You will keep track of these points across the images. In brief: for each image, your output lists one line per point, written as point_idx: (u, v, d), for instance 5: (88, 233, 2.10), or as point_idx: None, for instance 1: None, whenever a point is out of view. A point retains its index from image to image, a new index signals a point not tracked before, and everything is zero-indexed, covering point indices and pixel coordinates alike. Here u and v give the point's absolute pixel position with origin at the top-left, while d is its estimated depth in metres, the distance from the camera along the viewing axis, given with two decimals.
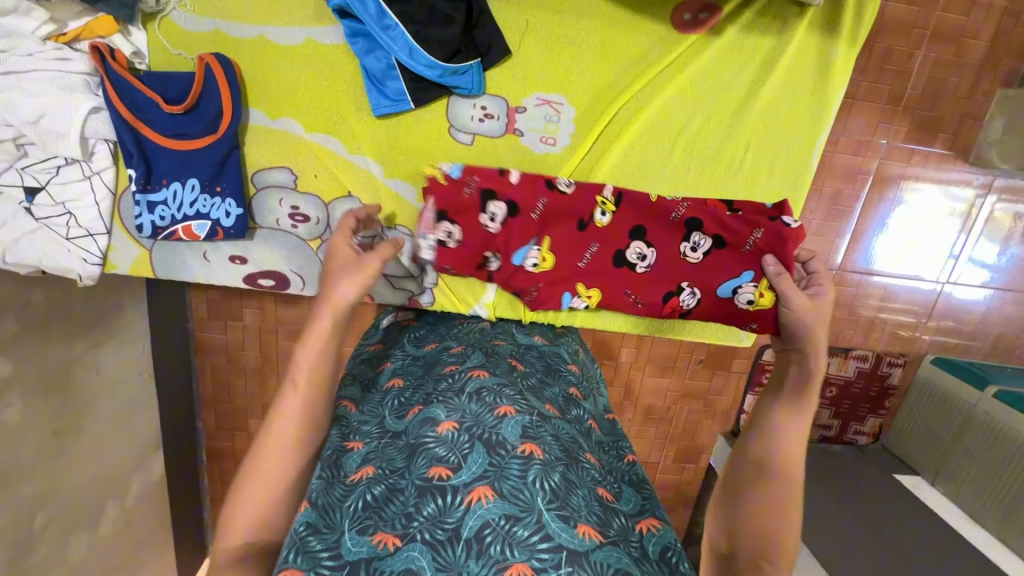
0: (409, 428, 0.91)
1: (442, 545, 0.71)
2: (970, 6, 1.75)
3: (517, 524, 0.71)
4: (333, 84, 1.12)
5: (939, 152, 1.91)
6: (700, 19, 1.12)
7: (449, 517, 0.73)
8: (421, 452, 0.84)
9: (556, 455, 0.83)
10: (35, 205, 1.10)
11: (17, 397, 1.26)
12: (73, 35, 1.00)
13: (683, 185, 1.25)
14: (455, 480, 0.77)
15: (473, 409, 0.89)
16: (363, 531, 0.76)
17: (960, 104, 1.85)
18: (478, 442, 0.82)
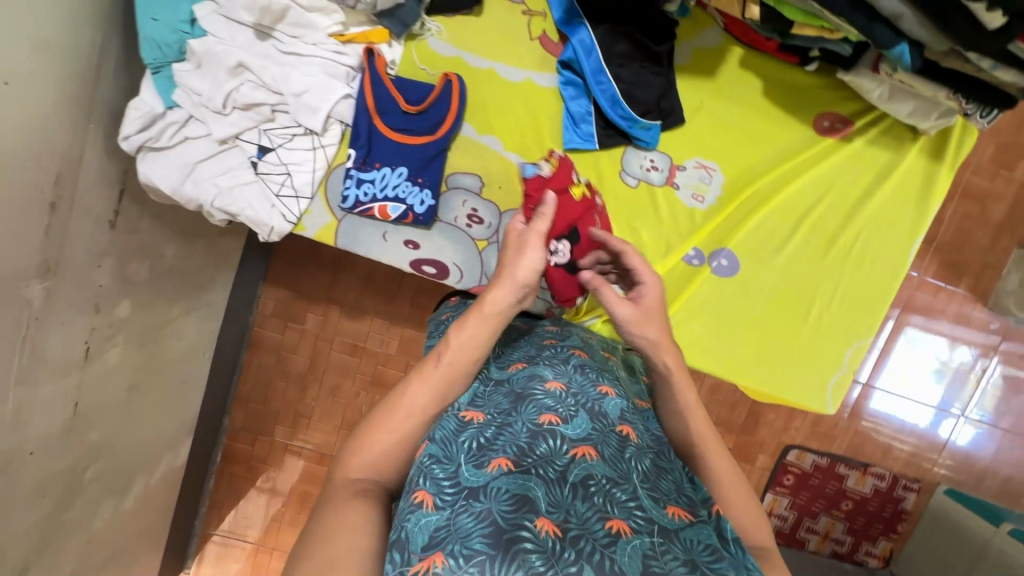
0: (514, 378, 0.82)
1: (553, 484, 0.65)
2: (993, 176, 2.06)
3: (617, 487, 0.66)
4: (519, 94, 1.01)
5: (962, 292, 2.13)
6: (837, 127, 1.05)
7: (559, 460, 0.67)
8: (528, 399, 0.76)
9: (648, 442, 0.78)
10: (263, 163, 0.98)
11: (122, 341, 1.29)
12: (350, 38, 0.94)
13: (800, 266, 1.09)
14: (565, 430, 0.72)
15: (577, 379, 0.83)
16: (481, 463, 0.66)
17: (983, 254, 2.11)
18: (584, 409, 0.76)
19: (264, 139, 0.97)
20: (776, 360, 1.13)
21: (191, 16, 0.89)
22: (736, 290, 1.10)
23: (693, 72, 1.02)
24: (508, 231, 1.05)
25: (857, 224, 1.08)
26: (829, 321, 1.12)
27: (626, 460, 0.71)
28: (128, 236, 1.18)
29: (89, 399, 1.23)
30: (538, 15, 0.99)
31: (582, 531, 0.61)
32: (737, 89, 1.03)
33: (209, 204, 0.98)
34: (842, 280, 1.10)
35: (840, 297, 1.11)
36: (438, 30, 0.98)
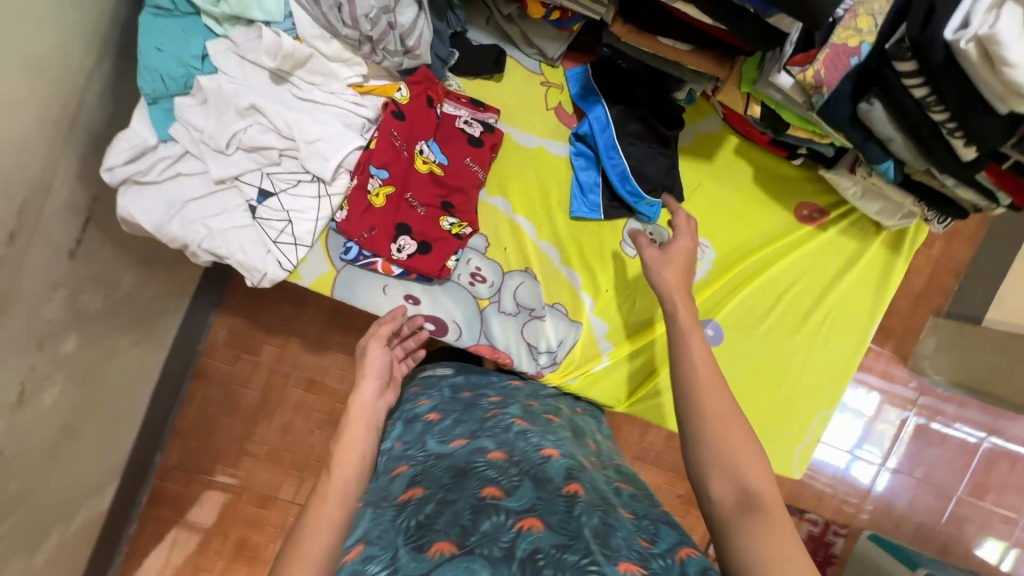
0: (455, 454, 0.78)
1: (500, 562, 0.57)
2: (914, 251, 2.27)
3: (568, 550, 0.59)
4: (532, 160, 1.02)
5: (888, 353, 2.31)
6: (814, 217, 1.15)
7: (506, 535, 0.60)
8: (470, 475, 0.71)
9: (599, 499, 0.70)
10: (262, 207, 0.92)
11: (60, 379, 1.14)
12: (368, 90, 0.92)
13: (774, 341, 1.17)
14: (508, 503, 0.65)
15: (519, 448, 0.79)
16: (420, 546, 0.60)
17: (904, 321, 2.29)
18: (526, 476, 0.71)
19: (266, 183, 0.92)
20: (755, 423, 1.19)
21: (203, 51, 0.84)
22: (722, 358, 1.15)
23: (695, 152, 1.10)
24: (509, 292, 1.04)
25: (826, 304, 1.17)
26: (800, 395, 1.20)
27: (574, 521, 0.64)
28: (87, 266, 1.07)
29: (14, 448, 1.07)
30: (555, 86, 1.03)
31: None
32: (732, 175, 1.11)
33: (196, 246, 0.91)
34: (811, 355, 1.19)
35: (809, 372, 1.19)
36: (460, 90, 0.97)
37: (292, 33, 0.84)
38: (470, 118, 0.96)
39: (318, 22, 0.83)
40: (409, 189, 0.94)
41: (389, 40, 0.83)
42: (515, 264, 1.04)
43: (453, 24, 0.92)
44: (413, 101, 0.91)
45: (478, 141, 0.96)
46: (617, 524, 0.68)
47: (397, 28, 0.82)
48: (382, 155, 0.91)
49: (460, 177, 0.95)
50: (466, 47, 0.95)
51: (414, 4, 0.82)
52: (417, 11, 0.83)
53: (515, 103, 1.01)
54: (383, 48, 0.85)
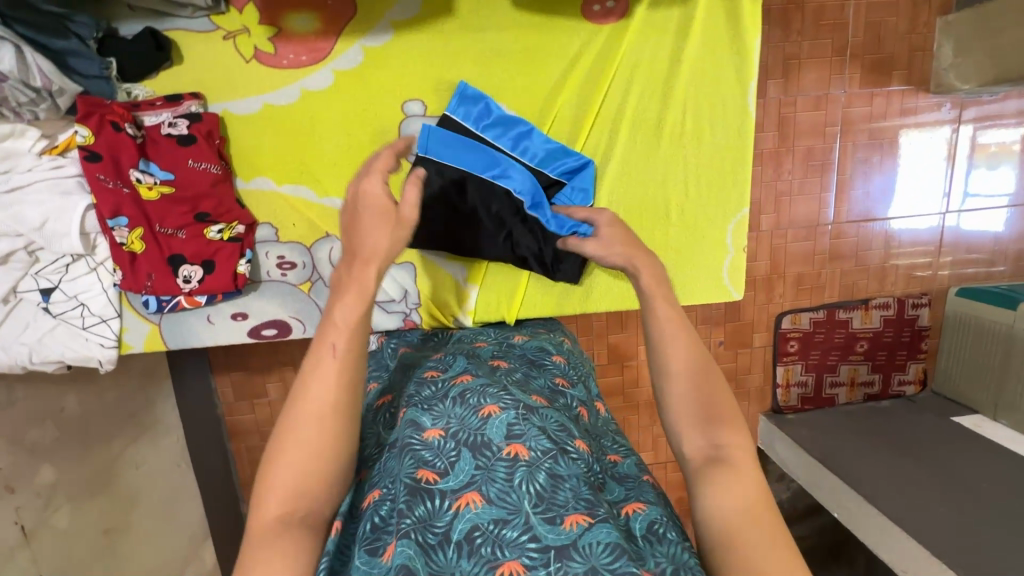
0: (396, 434, 0.73)
1: (433, 549, 0.60)
2: None
3: (505, 526, 0.59)
4: (265, 126, 0.92)
5: (899, 89, 1.68)
6: (609, 7, 0.91)
7: (439, 520, 0.61)
8: (406, 456, 0.68)
9: (546, 448, 0.66)
10: (53, 304, 0.93)
11: (64, 500, 1.31)
12: (65, 146, 0.87)
13: (641, 164, 0.99)
14: (445, 483, 0.64)
15: (456, 411, 0.71)
16: (375, 548, 0.63)
17: (905, 40, 1.64)
18: (463, 447, 0.67)
19: (41, 282, 0.92)
20: (673, 243, 1.03)
21: None
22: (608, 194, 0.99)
23: (428, 17, 0.90)
24: (325, 263, 0.98)
25: (677, 98, 0.96)
26: (695, 208, 1.02)
27: (515, 488, 0.62)
28: None
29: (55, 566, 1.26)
30: (240, 33, 0.88)
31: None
32: (487, 17, 0.91)
33: (29, 363, 0.94)
34: (688, 162, 0.99)
35: (693, 182, 1.00)
36: (151, 95, 0.88)
37: None
38: (172, 119, 0.87)
39: None
40: (157, 220, 0.89)
41: (14, 92, 0.76)
42: (310, 234, 0.97)
43: (87, 34, 0.81)
44: (101, 137, 0.84)
45: (189, 137, 0.88)
46: (569, 468, 0.65)
47: (7, 77, 0.74)
48: (108, 204, 0.86)
49: (192, 184, 0.89)
50: (119, 48, 0.84)
51: (5, 45, 0.72)
52: (14, 49, 0.73)
53: (209, 73, 0.89)
54: (20, 103, 0.78)
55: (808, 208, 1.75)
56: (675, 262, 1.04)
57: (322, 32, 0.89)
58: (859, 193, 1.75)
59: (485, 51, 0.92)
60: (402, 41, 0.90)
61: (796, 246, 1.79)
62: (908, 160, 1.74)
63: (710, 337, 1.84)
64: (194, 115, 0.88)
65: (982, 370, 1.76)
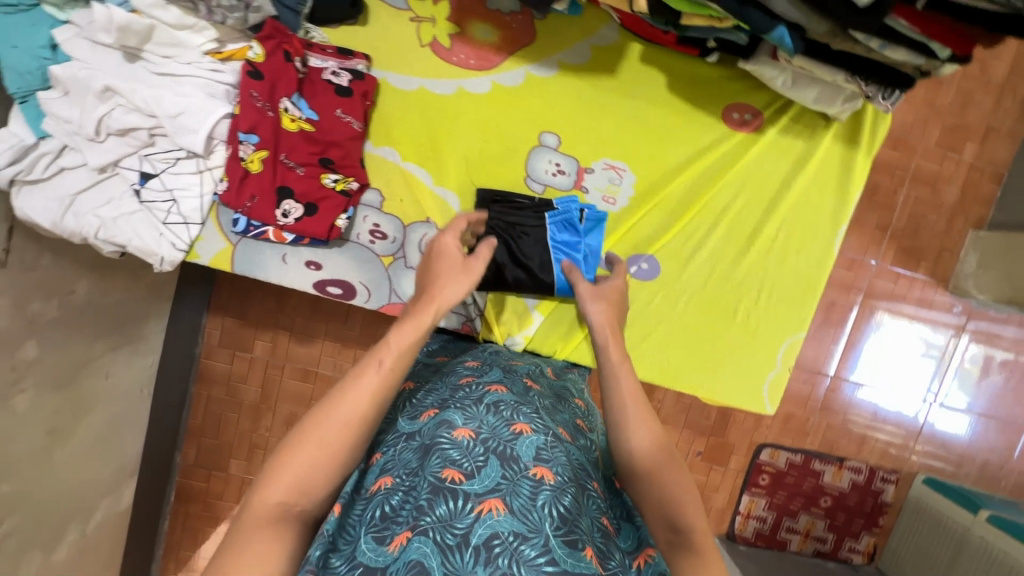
0: (423, 428, 0.74)
1: (451, 552, 0.58)
2: (942, 157, 1.76)
3: (524, 542, 0.59)
4: (414, 105, 0.96)
5: (922, 278, 1.83)
6: (746, 120, 1.01)
7: (459, 522, 0.60)
8: (433, 453, 0.68)
9: (568, 478, 0.68)
10: (145, 190, 0.93)
11: (32, 384, 1.22)
12: (228, 55, 0.89)
13: (723, 266, 1.06)
14: (469, 486, 0.63)
15: (489, 419, 0.73)
16: (383, 537, 0.63)
17: (940, 238, 1.81)
18: (492, 454, 0.67)
19: (145, 166, 0.92)
20: (729, 345, 1.08)
21: (53, 42, 0.85)
22: (679, 280, 1.05)
23: (593, 69, 0.98)
24: (414, 246, 1.00)
25: (777, 214, 1.04)
26: (760, 318, 1.08)
27: (539, 507, 0.63)
28: (27, 274, 1.13)
29: None
30: (427, 21, 0.95)
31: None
32: (642, 87, 0.99)
33: (92, 237, 0.92)
34: (767, 274, 1.06)
35: (766, 293, 1.07)
36: (325, 41, 0.93)
37: (127, 7, 0.83)
38: (336, 68, 0.92)
39: None
40: (283, 150, 0.92)
41: None
42: (413, 214, 0.99)
43: None
44: (269, 59, 0.88)
45: (346, 90, 0.92)
46: (586, 502, 0.68)
47: None
48: (247, 119, 0.88)
49: (331, 132, 0.92)
50: None
51: None
52: None
53: (384, 43, 0.95)
54: (218, 5, 0.82)
55: (816, 355, 1.84)
56: (724, 364, 1.09)
57: (498, 46, 0.96)
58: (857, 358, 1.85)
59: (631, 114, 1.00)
60: (563, 80, 0.98)
61: (796, 385, 1.86)
62: (901, 346, 1.85)
63: (691, 445, 1.87)
64: (358, 73, 0.93)
65: (927, 561, 1.82)
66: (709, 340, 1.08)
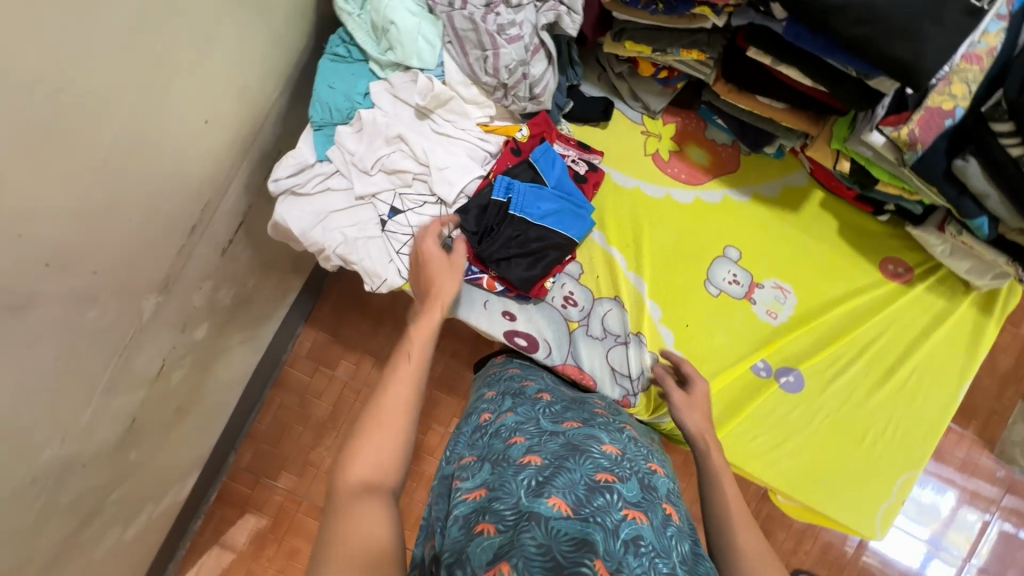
0: (570, 435, 0.84)
1: (607, 534, 0.64)
2: (1007, 328, 1.80)
3: (662, 557, 0.64)
4: (628, 200, 1.12)
5: (971, 436, 1.75)
6: (898, 273, 1.17)
7: (612, 514, 0.66)
8: (584, 454, 0.77)
9: (691, 529, 0.75)
10: (391, 222, 1.06)
11: (188, 362, 1.28)
12: (494, 128, 1.05)
13: (859, 393, 1.17)
14: (620, 488, 0.71)
15: (629, 450, 0.84)
16: (540, 493, 0.67)
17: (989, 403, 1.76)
18: (636, 476, 0.76)
19: (397, 201, 1.06)
20: (851, 469, 1.17)
21: (366, 90, 1.02)
22: (816, 399, 1.16)
23: (780, 203, 1.16)
24: (598, 317, 1.12)
25: (913, 358, 1.17)
26: (883, 449, 1.17)
27: (668, 537, 0.69)
28: (231, 263, 1.22)
29: (144, 417, 1.21)
30: (654, 136, 1.13)
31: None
32: (815, 227, 1.16)
33: (332, 249, 1.05)
34: (896, 411, 1.17)
35: (892, 427, 1.17)
36: (569, 133, 1.10)
37: (440, 78, 1.00)
38: (577, 158, 1.08)
39: (463, 71, 0.99)
40: None
41: (522, 87, 0.97)
42: (604, 290, 1.12)
43: (571, 78, 1.07)
44: (531, 141, 1.05)
45: (583, 177, 1.08)
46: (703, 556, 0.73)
47: (529, 78, 0.96)
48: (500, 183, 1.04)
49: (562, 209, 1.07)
50: (579, 98, 1.09)
51: (545, 60, 0.96)
52: (546, 66, 0.97)
53: (619, 146, 1.12)
54: (514, 94, 0.99)
55: None
56: (844, 487, 1.16)
57: (707, 168, 1.14)
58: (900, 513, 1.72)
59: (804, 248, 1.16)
60: (753, 207, 1.15)
61: None
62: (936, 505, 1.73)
63: None
64: (593, 165, 1.09)
65: None
66: (833, 461, 1.16)
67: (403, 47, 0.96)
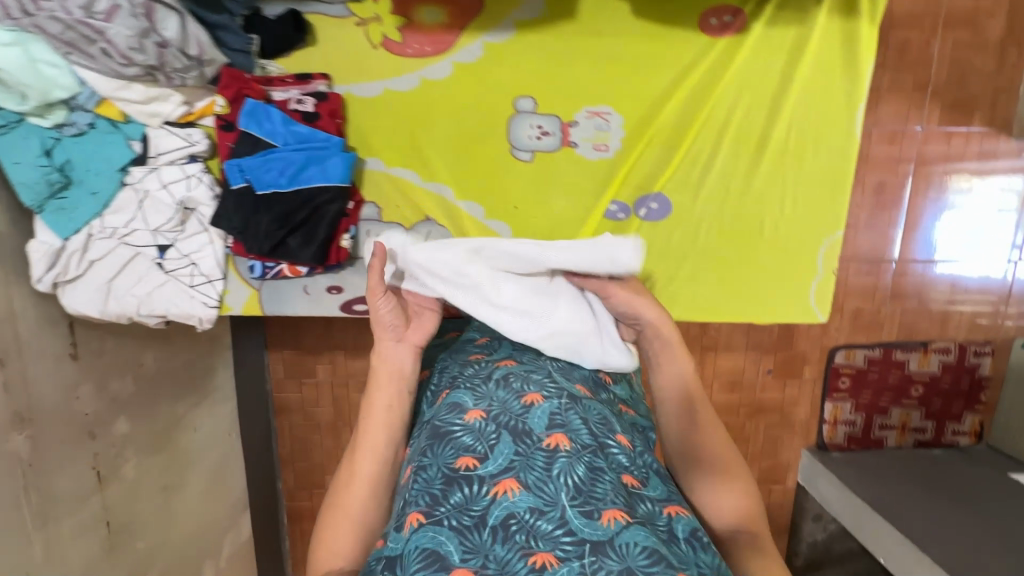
0: (437, 414, 0.79)
1: (469, 530, 0.64)
2: None
3: (541, 517, 0.64)
4: (382, 108, 0.96)
5: (978, 131, 1.53)
6: (728, 22, 0.93)
7: (476, 505, 0.66)
8: (446, 439, 0.73)
9: (585, 443, 0.73)
10: (167, 260, 0.99)
11: (133, 453, 1.34)
12: (200, 112, 0.93)
13: (737, 183, 1.00)
14: (483, 469, 0.69)
15: (500, 397, 0.79)
16: (402, 525, 0.68)
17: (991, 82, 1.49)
18: (503, 431, 0.73)
19: (158, 239, 0.98)
20: (760, 267, 1.04)
21: (44, 148, 0.86)
22: (690, 215, 1.01)
23: (552, 18, 0.93)
24: None
25: (783, 115, 0.97)
26: (788, 229, 1.02)
27: (552, 480, 0.68)
28: (98, 359, 1.24)
29: (120, 514, 1.29)
30: (372, 20, 0.92)
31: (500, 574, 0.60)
32: (606, 22, 0.93)
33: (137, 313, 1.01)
34: (787, 181, 1.00)
35: (790, 200, 1.01)
36: (282, 72, 0.94)
37: (95, 96, 0.86)
38: (300, 95, 0.93)
39: (110, 74, 0.83)
40: None
41: (172, 59, 0.82)
42: (412, 216, 1.00)
43: (236, 11, 0.87)
44: (234, 107, 0.91)
45: (314, 114, 0.93)
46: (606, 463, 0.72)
47: (170, 44, 0.80)
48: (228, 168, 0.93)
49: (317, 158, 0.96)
50: (261, 26, 0.90)
51: (172, 14, 0.79)
52: (179, 18, 0.80)
53: (341, 52, 0.94)
54: (174, 70, 0.83)
55: (874, 242, 1.60)
56: (759, 288, 1.04)
57: (448, 25, 0.93)
58: (925, 233, 1.59)
59: (604, 55, 0.94)
60: (522, 41, 0.94)
61: (857, 280, 1.63)
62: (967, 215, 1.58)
63: (759, 364, 1.68)
64: (320, 94, 0.93)
65: None
66: (739, 267, 1.04)
67: (33, 85, 0.80)
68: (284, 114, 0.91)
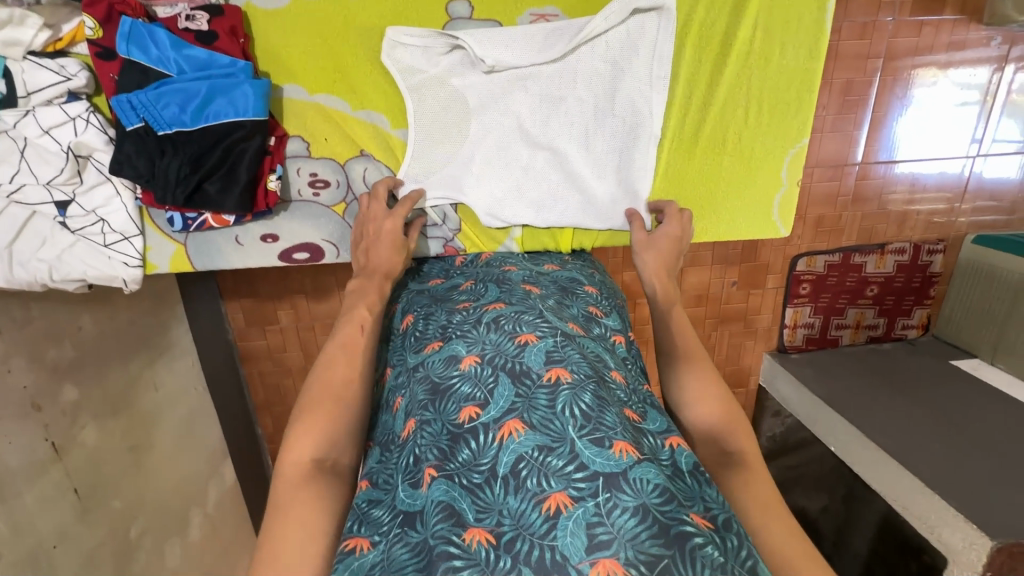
0: (430, 365, 0.68)
1: (480, 487, 0.55)
2: None
3: (551, 454, 0.54)
4: (296, 24, 0.85)
5: (950, 19, 1.43)
6: None
7: (483, 457, 0.56)
8: (445, 392, 0.63)
9: (587, 372, 0.61)
10: (71, 219, 0.88)
11: (89, 418, 1.26)
12: (70, 38, 0.81)
13: (700, 87, 0.92)
14: (486, 416, 0.59)
15: (493, 338, 0.67)
16: (417, 480, 0.60)
17: None
18: (501, 372, 0.62)
19: (54, 194, 0.86)
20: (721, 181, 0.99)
21: None
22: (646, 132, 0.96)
23: None
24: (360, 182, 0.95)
25: (749, 8, 0.87)
26: (752, 137, 0.96)
27: (558, 415, 0.57)
28: (23, 329, 1.13)
29: (88, 479, 1.23)
30: None
31: (517, 530, 0.51)
32: None
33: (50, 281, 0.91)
34: (752, 83, 0.92)
35: (755, 105, 0.94)
36: None
37: None
38: (190, 11, 0.80)
39: None
40: None
41: None
42: (345, 150, 0.93)
43: None
44: (108, 30, 0.78)
45: (211, 34, 0.80)
46: (609, 394, 0.61)
47: None
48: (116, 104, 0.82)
49: None
50: None
51: None
52: None
53: None
54: None
55: (839, 146, 1.54)
56: (717, 204, 1.01)
57: None
58: (892, 132, 1.54)
59: None
60: None
61: (821, 187, 1.59)
62: (932, 114, 1.52)
63: (725, 277, 1.68)
64: (214, 8, 0.80)
65: (988, 317, 1.62)
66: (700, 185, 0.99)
67: None
68: (171, 35, 0.80)
